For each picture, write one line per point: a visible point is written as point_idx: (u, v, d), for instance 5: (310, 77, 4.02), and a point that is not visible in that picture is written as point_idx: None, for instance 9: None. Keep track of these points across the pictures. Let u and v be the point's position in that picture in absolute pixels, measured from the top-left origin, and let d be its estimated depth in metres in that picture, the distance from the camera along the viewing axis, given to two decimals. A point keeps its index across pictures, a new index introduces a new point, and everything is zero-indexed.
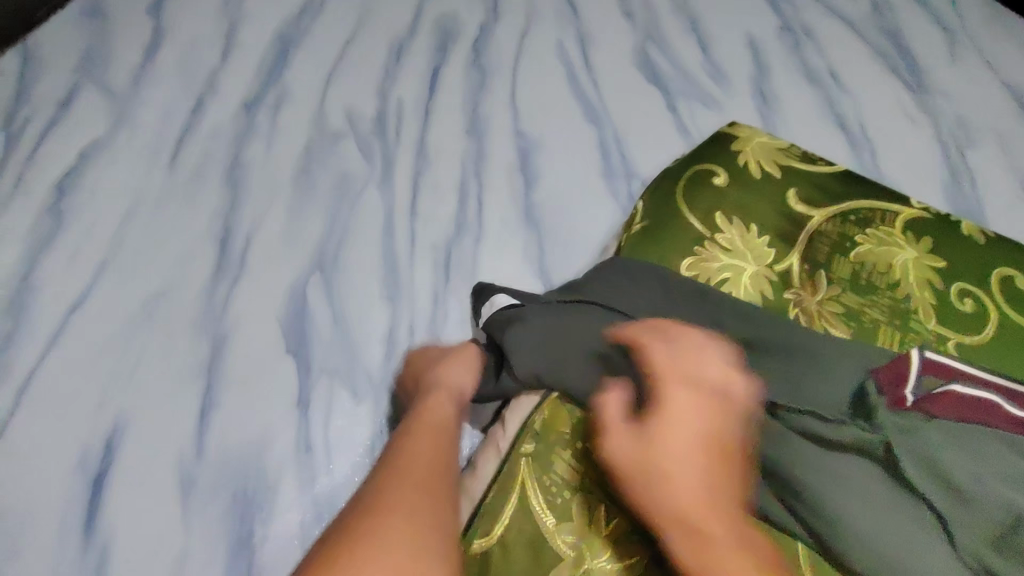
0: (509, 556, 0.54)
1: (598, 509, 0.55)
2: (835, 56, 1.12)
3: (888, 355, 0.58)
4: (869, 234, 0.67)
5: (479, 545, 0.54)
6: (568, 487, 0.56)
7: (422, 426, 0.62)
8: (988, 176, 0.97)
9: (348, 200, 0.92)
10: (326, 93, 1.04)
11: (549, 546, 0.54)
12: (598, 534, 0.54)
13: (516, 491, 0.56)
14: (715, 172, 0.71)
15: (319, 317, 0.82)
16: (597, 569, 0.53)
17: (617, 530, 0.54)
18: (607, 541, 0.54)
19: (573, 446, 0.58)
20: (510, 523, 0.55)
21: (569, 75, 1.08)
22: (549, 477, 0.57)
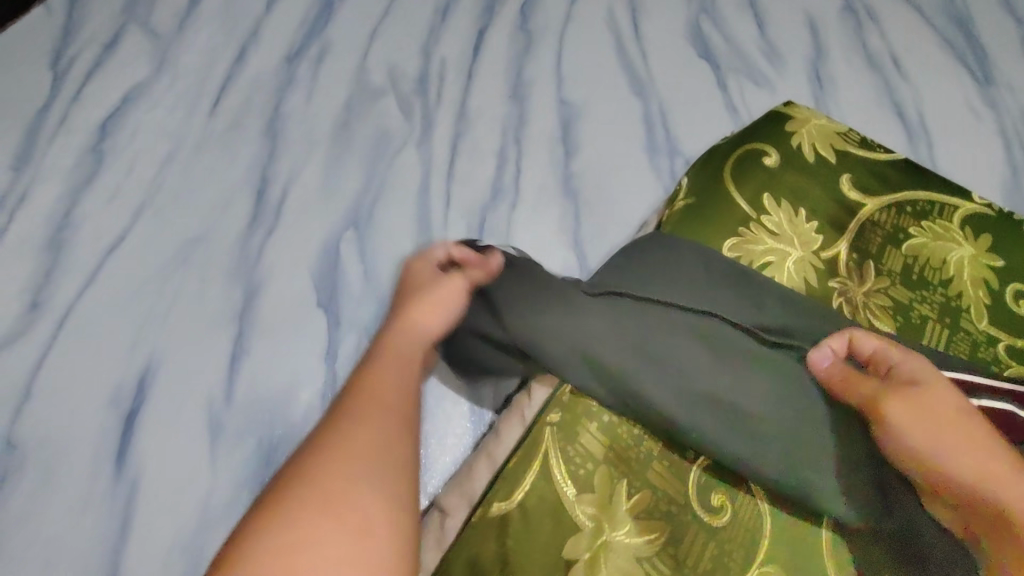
0: (528, 521, 0.54)
1: (620, 483, 0.55)
2: (897, 40, 1.07)
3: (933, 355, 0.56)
4: (924, 227, 0.64)
5: (499, 508, 0.54)
6: (591, 460, 0.56)
7: (391, 355, 0.57)
8: None
9: (387, 158, 0.92)
10: (368, 49, 1.02)
11: (568, 516, 0.54)
12: (620, 508, 0.54)
13: (539, 459, 0.56)
14: (767, 152, 0.68)
15: (350, 273, 0.82)
16: (615, 542, 0.52)
17: (639, 505, 0.54)
18: (628, 517, 0.53)
19: (599, 419, 0.57)
20: (530, 489, 0.55)
21: (617, 45, 1.05)
22: (573, 448, 0.56)
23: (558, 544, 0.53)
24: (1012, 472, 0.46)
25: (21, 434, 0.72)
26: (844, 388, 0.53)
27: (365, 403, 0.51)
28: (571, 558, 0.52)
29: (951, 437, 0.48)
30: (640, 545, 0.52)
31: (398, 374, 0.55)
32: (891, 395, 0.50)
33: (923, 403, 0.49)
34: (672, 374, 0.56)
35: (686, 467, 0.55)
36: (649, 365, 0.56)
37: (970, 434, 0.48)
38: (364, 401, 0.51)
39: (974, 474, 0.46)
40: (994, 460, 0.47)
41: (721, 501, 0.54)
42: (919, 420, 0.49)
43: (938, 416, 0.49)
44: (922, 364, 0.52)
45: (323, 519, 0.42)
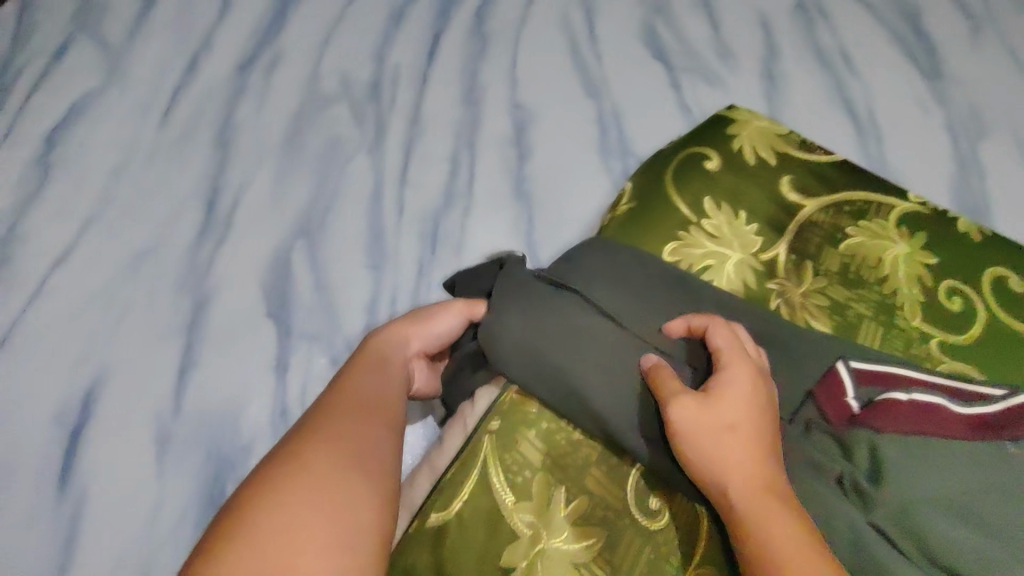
0: (466, 530, 0.54)
1: (558, 490, 0.55)
2: (849, 38, 1.08)
3: (867, 353, 0.57)
4: (861, 227, 0.65)
5: (436, 518, 0.54)
6: (530, 466, 0.56)
7: (368, 364, 0.60)
8: (999, 171, 0.93)
9: (340, 164, 0.91)
10: (323, 55, 1.02)
11: (505, 523, 0.54)
12: (558, 513, 0.54)
13: (478, 468, 0.56)
14: (708, 156, 0.68)
15: (302, 282, 0.82)
16: (552, 548, 0.53)
17: (577, 510, 0.54)
18: (566, 522, 0.54)
19: (538, 425, 0.57)
20: (468, 498, 0.55)
21: (572, 47, 1.06)
22: (512, 454, 0.56)
23: (495, 551, 0.53)
24: (758, 491, 0.46)
25: None
26: (653, 384, 0.53)
27: (338, 409, 0.55)
28: (509, 565, 0.52)
29: (715, 466, 0.48)
30: (577, 550, 0.53)
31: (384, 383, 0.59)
32: (681, 396, 0.51)
33: (709, 408, 0.50)
34: (600, 374, 0.56)
35: (624, 472, 0.56)
36: (588, 372, 0.56)
37: (747, 442, 0.48)
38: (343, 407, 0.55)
39: (727, 485, 0.47)
40: (753, 474, 0.47)
41: (658, 504, 0.54)
42: (701, 423, 0.50)
43: (719, 428, 0.49)
44: (737, 370, 0.51)
45: (308, 513, 0.46)
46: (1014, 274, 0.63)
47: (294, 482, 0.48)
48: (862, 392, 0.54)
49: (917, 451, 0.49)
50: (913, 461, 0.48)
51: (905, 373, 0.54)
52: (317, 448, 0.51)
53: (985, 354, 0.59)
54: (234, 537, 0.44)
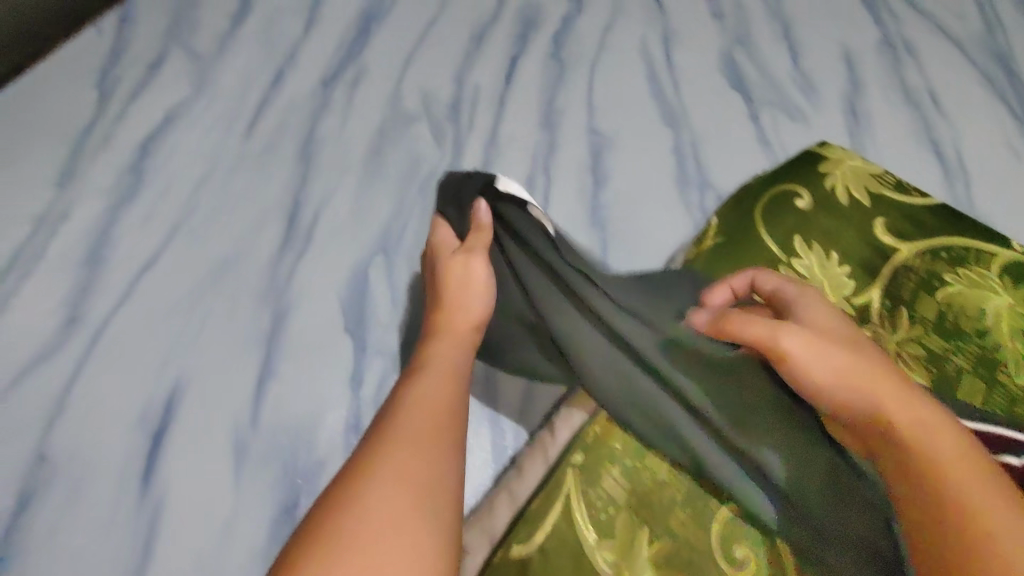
0: (549, 563, 0.55)
1: (641, 530, 0.56)
2: (936, 75, 1.06)
3: (967, 411, 0.54)
4: (960, 275, 0.62)
5: (519, 551, 0.56)
6: (613, 505, 0.57)
7: (426, 372, 0.58)
8: None
9: (418, 184, 0.93)
10: (404, 75, 1.05)
11: (588, 561, 0.55)
12: (640, 553, 0.55)
13: (561, 502, 0.58)
14: (798, 194, 0.67)
15: (378, 298, 0.83)
16: None
17: (660, 553, 0.55)
18: (648, 562, 0.55)
19: (620, 464, 0.59)
20: (552, 532, 0.56)
21: (649, 75, 1.06)
22: (595, 491, 0.58)
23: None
24: (900, 394, 0.49)
25: (53, 447, 0.74)
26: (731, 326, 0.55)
27: (415, 412, 0.54)
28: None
29: (847, 379, 0.51)
30: None
31: (446, 391, 0.56)
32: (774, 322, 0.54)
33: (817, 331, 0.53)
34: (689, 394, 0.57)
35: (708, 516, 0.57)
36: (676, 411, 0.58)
37: (867, 358, 0.51)
38: (405, 428, 0.52)
39: (871, 395, 0.50)
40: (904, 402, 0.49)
41: (743, 554, 0.55)
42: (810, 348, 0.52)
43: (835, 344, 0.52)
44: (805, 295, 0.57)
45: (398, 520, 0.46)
46: None
47: (380, 476, 0.48)
48: None
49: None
50: None
51: (1015, 436, 0.51)
52: (406, 440, 0.51)
53: None
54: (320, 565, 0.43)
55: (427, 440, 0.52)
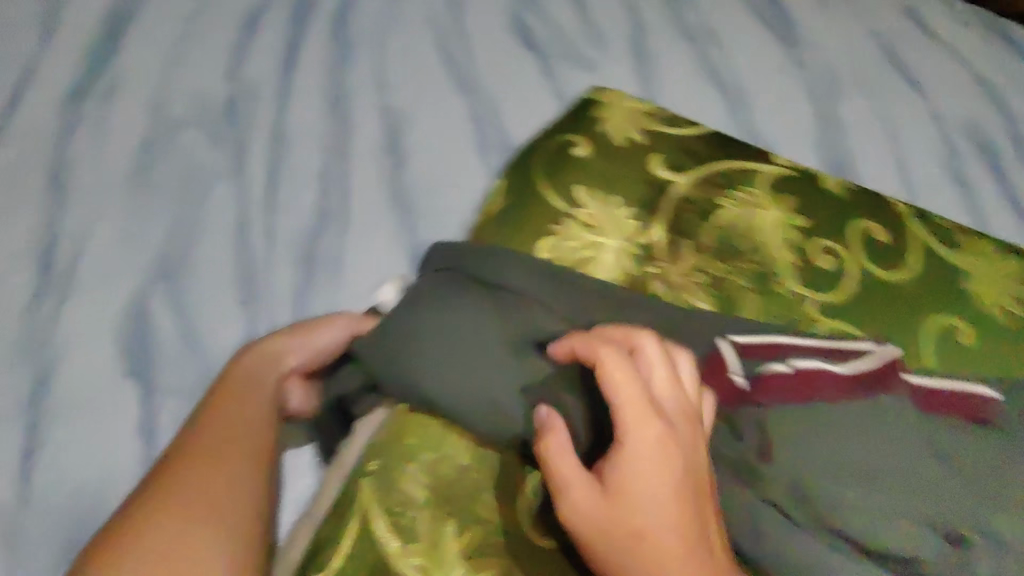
0: None
1: (448, 524, 0.47)
2: (710, 13, 1.11)
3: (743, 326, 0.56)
4: (732, 197, 0.64)
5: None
6: (417, 505, 0.47)
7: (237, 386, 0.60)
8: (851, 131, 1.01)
9: (197, 195, 0.83)
10: (167, 79, 0.93)
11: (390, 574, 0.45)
12: (449, 551, 0.46)
13: (356, 516, 0.47)
14: (575, 142, 0.65)
15: (163, 329, 0.74)
16: None
17: (472, 542, 0.47)
18: (459, 559, 0.46)
19: (419, 458, 0.50)
20: (348, 552, 0.46)
21: (440, 46, 1.02)
22: (393, 496, 0.48)
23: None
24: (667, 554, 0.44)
25: None
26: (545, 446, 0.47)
27: (214, 425, 0.56)
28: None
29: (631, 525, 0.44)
30: None
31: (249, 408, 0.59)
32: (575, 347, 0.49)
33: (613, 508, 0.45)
34: (465, 374, 0.50)
35: (520, 488, 0.49)
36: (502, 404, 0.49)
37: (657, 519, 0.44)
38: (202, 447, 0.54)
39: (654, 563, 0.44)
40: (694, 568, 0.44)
41: (559, 521, 0.48)
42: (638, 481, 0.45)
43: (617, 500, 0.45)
44: (651, 427, 0.45)
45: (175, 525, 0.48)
46: (875, 227, 0.64)
47: (169, 502, 0.49)
48: (748, 366, 0.53)
49: (801, 428, 0.50)
50: (810, 439, 0.50)
51: (788, 340, 0.55)
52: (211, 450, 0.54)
53: (860, 312, 0.59)
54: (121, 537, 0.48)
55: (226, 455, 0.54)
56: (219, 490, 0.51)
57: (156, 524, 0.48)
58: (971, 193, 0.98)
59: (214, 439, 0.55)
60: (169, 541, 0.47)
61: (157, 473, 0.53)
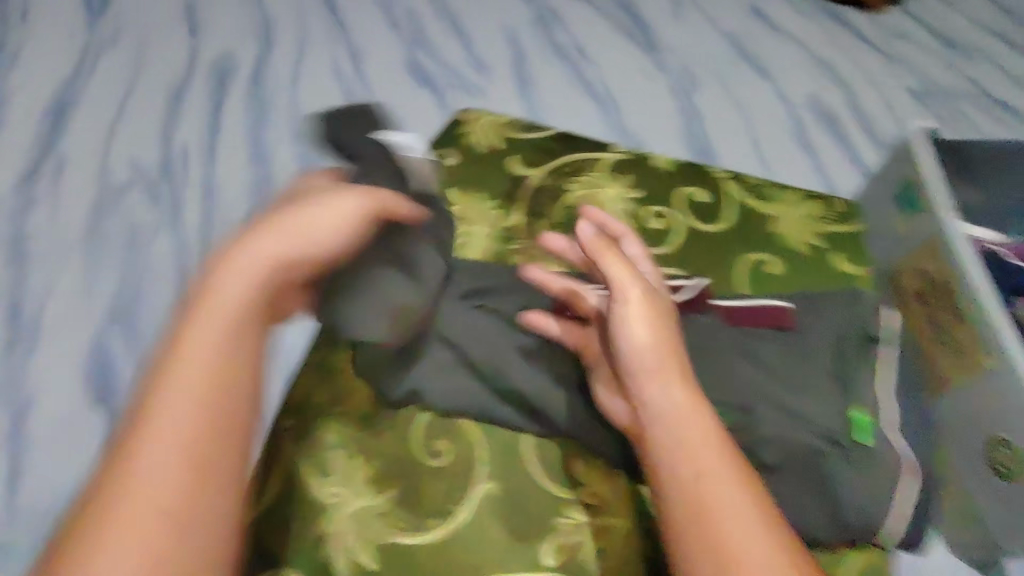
0: (283, 523, 0.60)
1: (361, 460, 0.64)
2: (580, 33, 1.27)
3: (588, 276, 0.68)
4: (579, 181, 0.78)
5: (254, 517, 0.60)
6: (333, 448, 0.64)
7: (209, 313, 0.48)
8: (710, 118, 1.16)
9: (142, 247, 0.94)
10: (108, 148, 1.04)
11: (315, 500, 0.61)
12: (361, 477, 0.63)
13: (292, 467, 0.63)
14: (447, 154, 0.79)
15: (122, 361, 0.85)
16: (359, 505, 0.61)
17: (377, 470, 0.64)
18: (368, 483, 0.63)
19: (337, 415, 0.66)
20: (283, 489, 0.61)
21: (346, 91, 1.17)
22: (316, 446, 0.64)
23: (307, 523, 0.60)
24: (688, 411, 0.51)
25: None
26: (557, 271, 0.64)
27: (181, 379, 0.45)
28: (321, 531, 0.60)
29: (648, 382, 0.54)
30: (376, 503, 0.62)
31: (224, 349, 0.47)
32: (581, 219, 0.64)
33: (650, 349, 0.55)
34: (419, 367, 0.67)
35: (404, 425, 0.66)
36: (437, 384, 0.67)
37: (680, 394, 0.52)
38: (152, 416, 0.44)
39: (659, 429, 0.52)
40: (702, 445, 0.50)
41: (436, 445, 0.65)
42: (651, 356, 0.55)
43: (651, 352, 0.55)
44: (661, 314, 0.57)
45: (128, 514, 0.41)
46: (698, 191, 0.79)
47: (118, 510, 0.41)
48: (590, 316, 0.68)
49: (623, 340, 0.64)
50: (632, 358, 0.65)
51: None
52: (163, 428, 0.44)
53: (685, 259, 0.74)
54: (86, 518, 0.41)
55: (184, 442, 0.44)
56: (198, 481, 0.43)
57: (113, 512, 0.41)
58: (819, 158, 1.12)
59: (176, 411, 0.44)
60: (136, 551, 0.40)
61: (118, 453, 0.43)
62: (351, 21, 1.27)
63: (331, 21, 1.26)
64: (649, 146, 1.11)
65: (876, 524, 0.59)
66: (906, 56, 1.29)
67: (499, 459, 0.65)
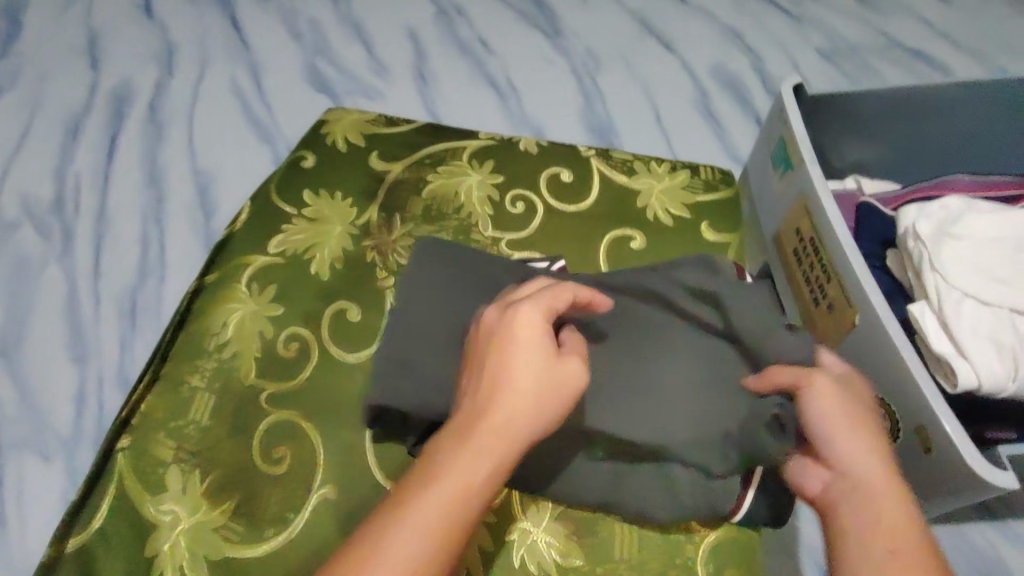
0: (108, 545, 0.55)
1: (194, 473, 0.57)
2: (483, 24, 1.24)
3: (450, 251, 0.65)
4: (439, 172, 0.76)
5: (74, 544, 0.54)
6: (165, 463, 0.58)
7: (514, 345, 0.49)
8: (612, 98, 1.14)
9: (30, 280, 0.93)
10: (1, 186, 1.03)
11: (145, 519, 0.56)
12: (195, 493, 0.57)
13: (115, 483, 0.57)
14: (305, 156, 0.77)
15: (4, 395, 0.83)
16: (193, 523, 0.55)
17: (213, 483, 0.57)
18: (202, 497, 0.56)
19: (167, 427, 0.59)
20: (108, 512, 0.56)
21: (243, 107, 1.15)
22: (145, 461, 0.58)
23: (139, 548, 0.55)
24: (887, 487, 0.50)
25: None
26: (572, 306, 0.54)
27: (488, 421, 0.47)
28: (155, 552, 0.54)
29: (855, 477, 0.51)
30: (214, 517, 0.56)
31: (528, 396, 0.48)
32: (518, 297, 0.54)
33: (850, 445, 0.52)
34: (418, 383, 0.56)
35: (249, 431, 0.59)
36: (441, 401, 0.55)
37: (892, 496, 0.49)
38: (472, 448, 0.46)
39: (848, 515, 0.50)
40: (898, 533, 0.47)
41: (280, 453, 0.58)
42: (852, 454, 0.52)
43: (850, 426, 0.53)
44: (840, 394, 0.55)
45: None
46: (564, 170, 0.77)
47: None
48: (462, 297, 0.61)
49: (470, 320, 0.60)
50: None
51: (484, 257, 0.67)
52: (482, 452, 0.46)
53: (544, 242, 0.72)
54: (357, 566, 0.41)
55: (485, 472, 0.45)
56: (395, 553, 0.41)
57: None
58: (724, 129, 1.11)
59: (498, 436, 0.46)
60: None
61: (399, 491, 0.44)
62: (251, 33, 1.24)
63: (231, 35, 1.24)
64: (549, 133, 1.11)
65: (719, 506, 0.59)
66: (818, 14, 1.23)
67: (346, 457, 0.59)
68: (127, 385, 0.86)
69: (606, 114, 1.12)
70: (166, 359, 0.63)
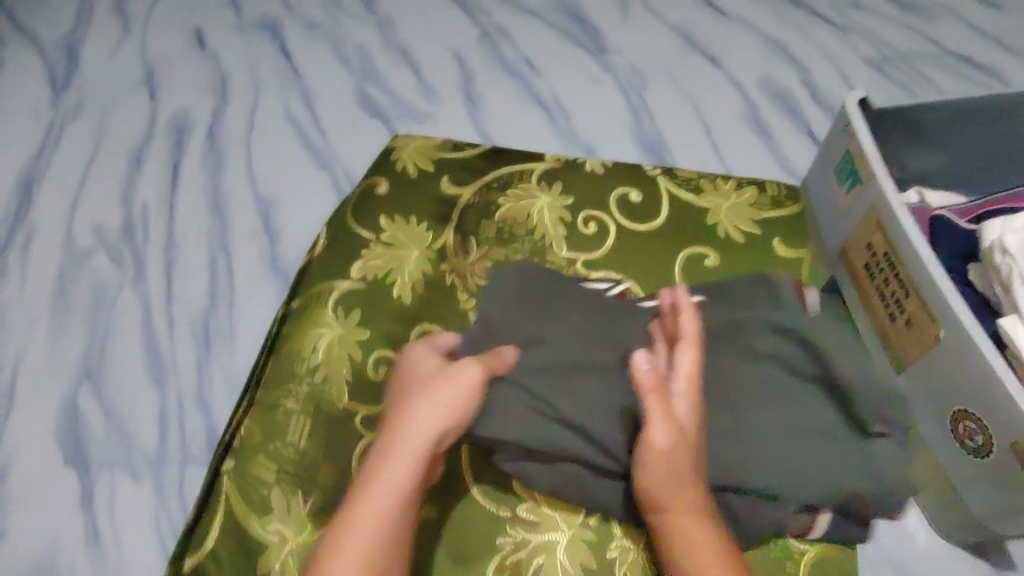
0: (220, 564, 0.58)
1: (297, 494, 0.60)
2: (528, 44, 1.26)
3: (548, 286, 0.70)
4: (509, 195, 0.78)
5: (190, 563, 0.58)
6: (268, 483, 0.60)
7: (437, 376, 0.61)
8: (661, 115, 1.16)
9: (107, 306, 0.96)
10: (73, 216, 1.07)
11: (254, 539, 0.58)
12: (299, 513, 0.59)
13: (222, 505, 0.59)
14: (377, 182, 0.79)
15: (90, 419, 0.87)
16: (300, 542, 0.58)
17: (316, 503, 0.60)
18: (307, 517, 0.59)
19: (267, 450, 0.61)
20: (218, 533, 0.59)
21: (299, 133, 1.18)
22: (249, 483, 0.60)
23: (251, 567, 0.57)
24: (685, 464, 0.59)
25: None
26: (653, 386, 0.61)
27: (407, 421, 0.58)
28: (267, 569, 0.57)
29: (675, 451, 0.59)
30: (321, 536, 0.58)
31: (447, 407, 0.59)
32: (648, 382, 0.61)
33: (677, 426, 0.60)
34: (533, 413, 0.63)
35: (346, 453, 0.62)
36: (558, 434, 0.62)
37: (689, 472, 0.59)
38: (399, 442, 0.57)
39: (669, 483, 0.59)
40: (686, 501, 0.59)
41: None
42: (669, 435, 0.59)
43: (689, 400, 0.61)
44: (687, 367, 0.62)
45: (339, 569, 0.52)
46: (632, 190, 0.78)
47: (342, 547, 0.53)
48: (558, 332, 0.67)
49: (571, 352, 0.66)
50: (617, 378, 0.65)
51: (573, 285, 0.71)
52: (404, 443, 0.57)
53: (616, 262, 0.74)
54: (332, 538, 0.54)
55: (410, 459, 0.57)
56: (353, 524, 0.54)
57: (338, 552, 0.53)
58: (775, 142, 1.12)
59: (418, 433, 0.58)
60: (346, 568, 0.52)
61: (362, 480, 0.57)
62: (302, 60, 1.27)
63: (283, 63, 1.27)
64: (600, 151, 1.13)
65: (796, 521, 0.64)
66: (864, 25, 1.23)
67: None
68: (205, 409, 0.89)
69: (656, 131, 1.14)
70: (259, 385, 0.65)
